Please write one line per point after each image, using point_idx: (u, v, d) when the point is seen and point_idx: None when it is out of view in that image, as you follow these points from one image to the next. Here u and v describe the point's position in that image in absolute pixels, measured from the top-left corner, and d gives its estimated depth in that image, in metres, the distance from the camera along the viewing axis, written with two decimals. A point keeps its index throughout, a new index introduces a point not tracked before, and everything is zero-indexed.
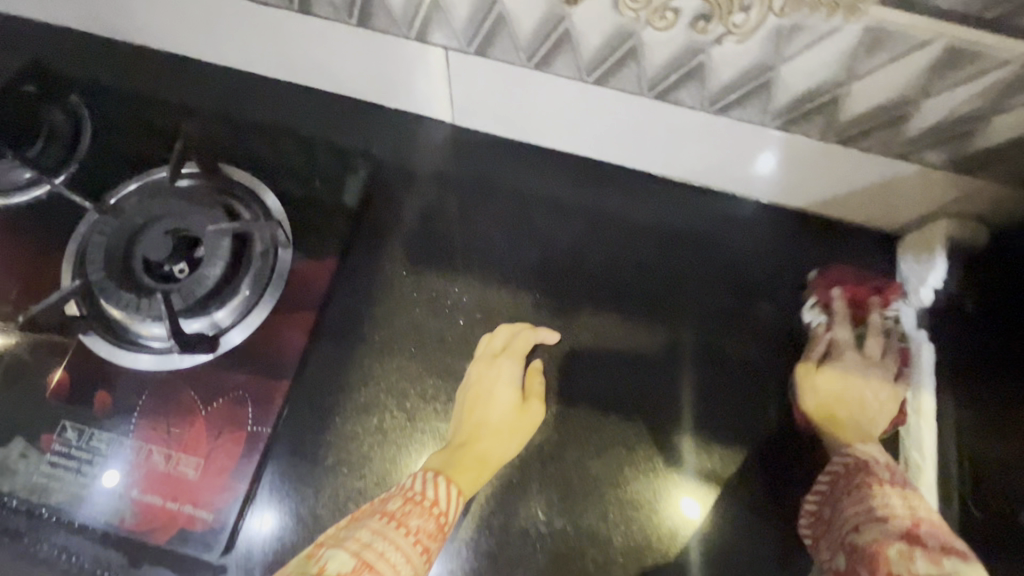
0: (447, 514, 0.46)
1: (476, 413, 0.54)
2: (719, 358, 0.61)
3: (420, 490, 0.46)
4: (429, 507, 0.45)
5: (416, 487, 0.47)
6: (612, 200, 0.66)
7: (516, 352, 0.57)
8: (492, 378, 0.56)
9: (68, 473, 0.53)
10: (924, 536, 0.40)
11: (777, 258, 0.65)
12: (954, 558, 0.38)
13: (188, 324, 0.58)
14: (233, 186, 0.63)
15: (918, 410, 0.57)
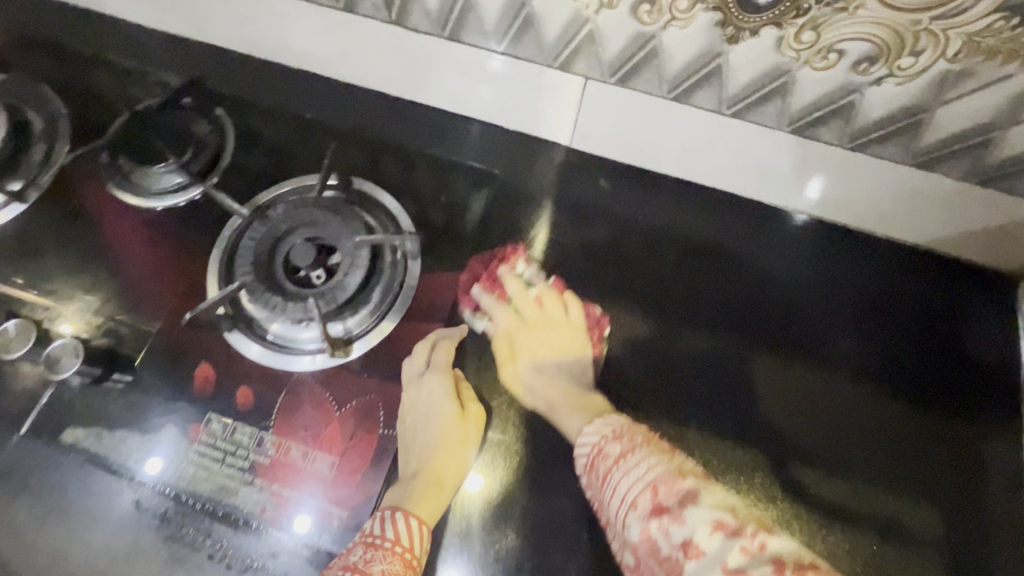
0: (412, 549, 0.52)
1: (419, 438, 0.57)
2: (837, 399, 0.61)
3: (379, 534, 0.52)
4: (391, 548, 0.51)
5: (375, 531, 0.52)
6: (726, 229, 0.66)
7: (441, 368, 0.60)
8: (422, 397, 0.58)
9: (214, 464, 0.56)
10: (665, 499, 0.47)
11: (887, 294, 0.65)
12: (683, 509, 0.46)
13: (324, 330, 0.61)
14: (366, 199, 0.66)
15: None
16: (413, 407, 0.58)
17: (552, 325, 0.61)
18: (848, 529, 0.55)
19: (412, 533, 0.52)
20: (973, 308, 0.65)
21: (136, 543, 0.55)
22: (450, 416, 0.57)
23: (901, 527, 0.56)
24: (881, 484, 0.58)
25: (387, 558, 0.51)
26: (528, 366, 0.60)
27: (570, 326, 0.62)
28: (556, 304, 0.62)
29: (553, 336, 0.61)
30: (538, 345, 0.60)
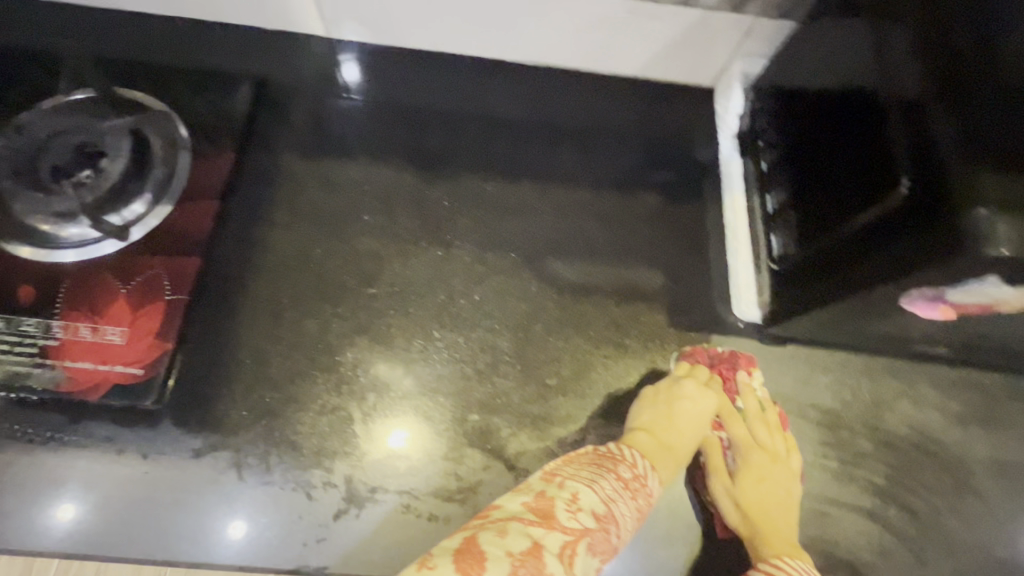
0: (648, 486, 0.53)
1: (669, 439, 0.60)
2: (574, 209, 0.74)
3: (639, 466, 0.54)
4: (641, 487, 0.52)
5: (631, 462, 0.54)
6: (473, 88, 0.78)
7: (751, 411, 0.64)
8: (660, 414, 0.61)
9: (3, 355, 0.59)
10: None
11: (609, 121, 0.79)
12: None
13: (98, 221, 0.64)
14: (127, 103, 0.70)
15: (733, 206, 0.72)
16: (689, 397, 0.62)
17: (779, 468, 0.61)
18: (584, 294, 0.69)
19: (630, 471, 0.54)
20: (685, 117, 0.79)
21: None
22: (699, 421, 0.62)
23: (629, 288, 0.70)
24: (615, 258, 0.71)
25: (640, 494, 0.52)
26: (763, 485, 0.60)
27: (777, 470, 0.61)
28: (764, 428, 0.63)
29: (768, 469, 0.61)
30: (767, 476, 0.61)
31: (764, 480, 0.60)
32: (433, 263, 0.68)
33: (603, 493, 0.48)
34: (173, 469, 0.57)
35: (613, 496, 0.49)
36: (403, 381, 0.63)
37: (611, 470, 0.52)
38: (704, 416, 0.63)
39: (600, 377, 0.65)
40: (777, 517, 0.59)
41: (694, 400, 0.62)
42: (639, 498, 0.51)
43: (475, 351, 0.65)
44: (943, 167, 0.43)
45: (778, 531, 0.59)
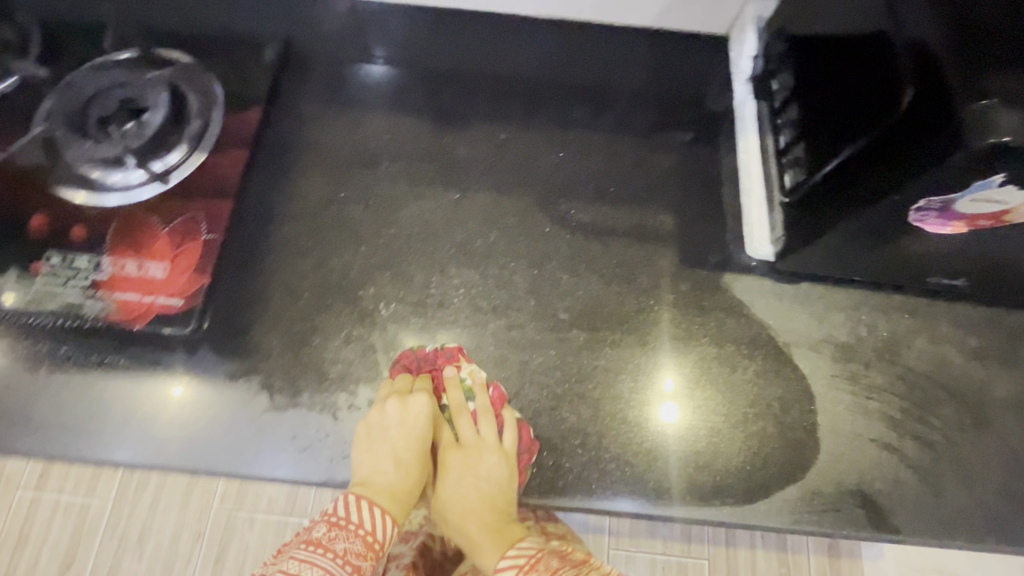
0: (373, 533, 0.59)
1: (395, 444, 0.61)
2: (587, 156, 0.76)
3: (343, 516, 0.58)
4: (354, 530, 0.58)
5: (339, 512, 0.58)
6: (488, 41, 0.82)
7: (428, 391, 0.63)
8: (411, 415, 0.61)
9: (59, 288, 0.65)
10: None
11: (621, 74, 0.81)
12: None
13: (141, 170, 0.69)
14: (165, 60, 0.74)
15: (748, 147, 0.73)
16: (402, 417, 0.61)
17: (483, 458, 0.62)
18: (597, 235, 0.71)
19: (377, 522, 0.59)
20: (699, 65, 0.81)
21: None
22: (409, 440, 0.62)
23: (642, 228, 0.71)
24: (627, 201, 0.73)
25: (349, 538, 0.57)
26: (467, 484, 0.62)
27: (483, 471, 0.62)
28: (488, 431, 0.63)
29: (476, 458, 0.63)
30: (458, 468, 0.63)
31: (457, 472, 0.63)
32: (449, 205, 0.71)
33: (299, 565, 0.53)
34: (211, 391, 0.62)
35: (331, 568, 0.54)
36: (422, 315, 0.66)
37: (338, 548, 0.56)
38: (410, 440, 0.62)
39: (612, 312, 0.67)
40: (484, 512, 0.61)
41: (402, 417, 0.61)
42: (340, 548, 0.56)
43: (491, 287, 0.67)
44: (941, 109, 0.44)
45: (468, 517, 0.61)
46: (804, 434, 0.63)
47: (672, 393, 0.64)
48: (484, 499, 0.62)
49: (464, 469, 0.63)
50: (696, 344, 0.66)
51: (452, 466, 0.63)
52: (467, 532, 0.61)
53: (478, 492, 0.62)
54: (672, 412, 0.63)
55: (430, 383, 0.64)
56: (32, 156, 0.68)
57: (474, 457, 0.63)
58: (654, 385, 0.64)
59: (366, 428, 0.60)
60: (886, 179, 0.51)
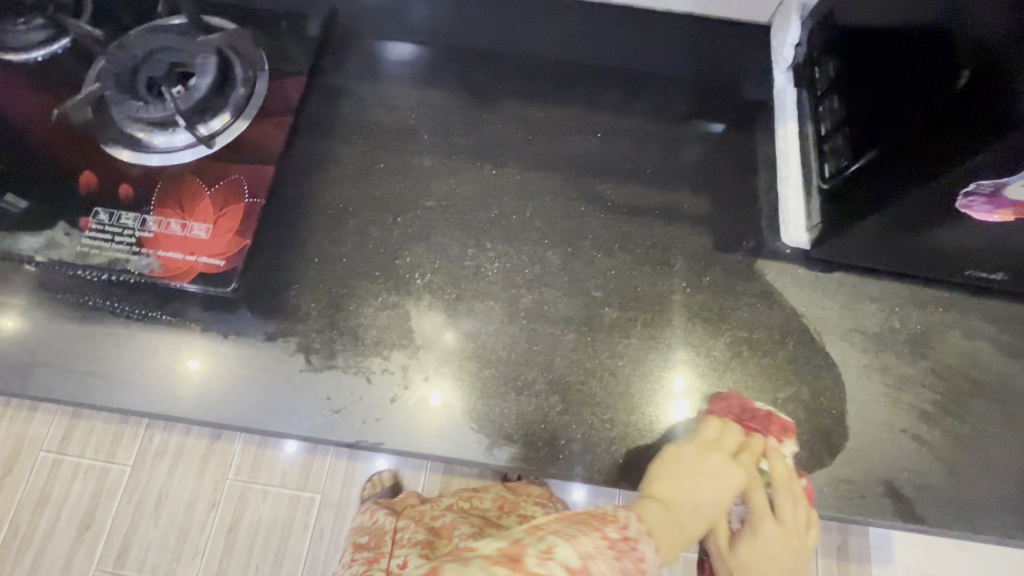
0: (636, 540, 0.46)
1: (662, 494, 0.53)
2: (620, 137, 0.76)
3: (621, 525, 0.46)
4: (619, 540, 0.45)
5: (613, 530, 0.45)
6: (528, 22, 0.82)
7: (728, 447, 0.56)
8: (715, 478, 0.54)
9: (105, 243, 0.66)
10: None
11: (660, 58, 0.81)
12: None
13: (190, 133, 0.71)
14: (213, 27, 0.75)
15: (786, 134, 0.73)
16: (710, 471, 0.54)
17: (768, 534, 0.55)
18: (630, 214, 0.71)
19: (651, 549, 0.46)
20: (737, 53, 0.80)
21: (42, 312, 0.64)
22: (708, 499, 0.53)
23: (678, 210, 0.71)
24: (664, 182, 0.73)
25: (599, 538, 0.44)
26: (696, 493, 0.53)
27: (790, 547, 0.55)
28: (802, 516, 0.56)
29: (793, 541, 0.55)
30: (770, 539, 0.55)
31: (750, 543, 0.55)
32: (484, 180, 0.72)
33: (580, 548, 0.43)
34: (249, 350, 0.64)
35: (593, 553, 0.43)
36: (457, 286, 0.67)
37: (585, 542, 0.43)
38: (714, 492, 0.53)
39: (643, 292, 0.67)
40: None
41: (715, 476, 0.54)
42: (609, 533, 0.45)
43: (525, 261, 0.68)
44: (995, 112, 0.45)
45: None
46: (832, 421, 0.63)
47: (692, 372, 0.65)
48: (697, 519, 0.52)
49: (752, 547, 0.55)
50: (726, 328, 0.66)
51: (753, 533, 0.55)
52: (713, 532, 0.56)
53: (791, 561, 0.55)
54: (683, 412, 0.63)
55: (757, 454, 0.57)
56: (84, 114, 0.70)
57: (779, 541, 0.55)
58: (682, 365, 0.65)
59: (665, 484, 0.53)
60: (934, 164, 0.52)
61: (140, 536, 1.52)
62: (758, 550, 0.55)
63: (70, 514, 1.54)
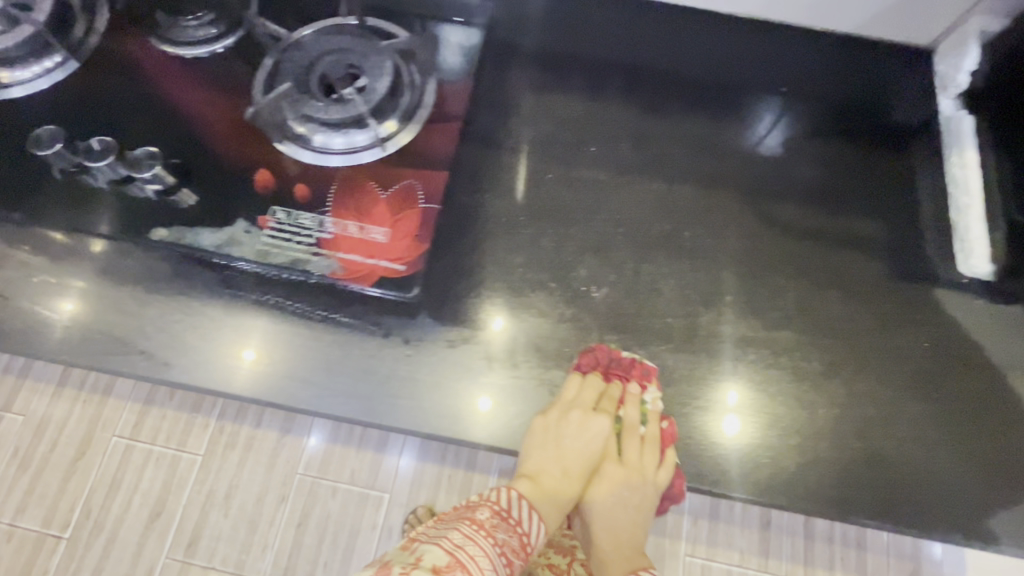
0: (528, 532, 0.61)
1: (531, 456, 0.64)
2: (784, 160, 0.75)
3: (507, 508, 0.61)
4: (514, 524, 0.60)
5: (513, 512, 0.61)
6: (686, 36, 0.81)
7: (582, 404, 0.66)
8: (578, 425, 0.66)
9: (285, 242, 0.66)
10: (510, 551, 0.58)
11: (821, 76, 0.80)
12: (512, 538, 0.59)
13: (352, 137, 0.70)
14: (383, 28, 0.75)
15: (964, 161, 0.73)
16: (576, 426, 0.66)
17: (628, 463, 0.69)
18: (801, 238, 0.71)
19: (534, 521, 0.62)
20: (902, 75, 0.79)
21: (226, 309, 0.65)
22: (582, 449, 0.68)
23: (846, 235, 0.71)
24: (830, 207, 0.73)
25: (509, 530, 0.59)
26: (561, 443, 0.64)
27: (615, 488, 0.69)
28: (637, 448, 0.68)
29: (635, 479, 0.69)
30: (647, 450, 0.67)
31: (607, 484, 0.69)
32: (654, 197, 0.72)
33: (448, 546, 0.54)
34: (432, 355, 0.64)
35: (460, 545, 0.54)
36: (633, 302, 0.67)
37: (501, 538, 0.58)
38: (589, 442, 0.68)
39: (817, 316, 0.68)
40: (629, 540, 0.70)
41: (581, 429, 0.66)
42: (500, 537, 0.58)
43: (699, 280, 0.68)
44: None
45: (624, 531, 0.70)
46: (1013, 458, 0.62)
47: (792, 394, 0.64)
48: (561, 452, 0.65)
49: (615, 479, 0.69)
50: (904, 357, 0.66)
51: (649, 447, 0.67)
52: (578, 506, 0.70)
53: (626, 512, 0.70)
54: (733, 423, 0.63)
55: (612, 403, 0.68)
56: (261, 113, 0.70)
57: (623, 477, 0.69)
58: (865, 394, 0.65)
59: (545, 441, 0.63)
60: None
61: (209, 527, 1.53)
62: (616, 479, 0.69)
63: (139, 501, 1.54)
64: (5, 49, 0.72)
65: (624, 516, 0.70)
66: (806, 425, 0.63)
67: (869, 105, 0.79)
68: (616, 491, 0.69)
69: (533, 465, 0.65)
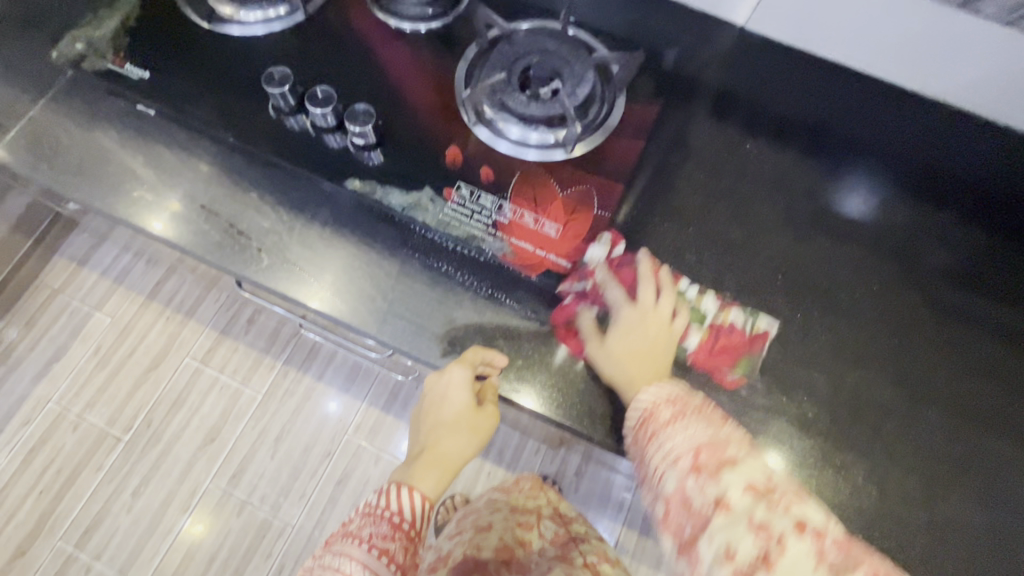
0: (403, 518, 0.70)
1: (433, 414, 0.71)
2: (935, 245, 0.76)
3: (382, 505, 0.71)
4: (386, 515, 0.70)
5: (377, 503, 0.72)
6: (866, 104, 0.83)
7: (465, 361, 0.65)
8: (446, 382, 0.66)
9: (464, 218, 0.70)
10: (402, 536, 0.69)
11: (1006, 169, 0.79)
12: (400, 533, 0.69)
13: (529, 133, 0.74)
14: (587, 40, 0.79)
15: None
16: (432, 386, 0.68)
17: (481, 420, 0.69)
18: (952, 321, 0.72)
19: (412, 505, 0.70)
20: None
21: (401, 268, 0.70)
22: (450, 420, 0.70)
23: (1000, 332, 0.71)
24: (988, 301, 0.73)
25: (377, 524, 0.70)
26: (438, 418, 0.70)
27: (620, 330, 0.65)
28: (672, 306, 0.68)
29: (649, 318, 0.66)
30: (626, 320, 0.66)
31: (620, 333, 0.65)
32: (813, 252, 0.74)
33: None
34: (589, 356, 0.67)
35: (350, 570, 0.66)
36: (781, 345, 0.69)
37: (368, 535, 0.68)
38: (453, 409, 0.69)
39: (965, 402, 0.68)
40: (648, 368, 0.63)
41: (442, 391, 0.66)
42: (369, 534, 0.69)
43: (846, 339, 0.70)
44: None
45: (642, 368, 0.63)
46: None
47: (924, 472, 0.65)
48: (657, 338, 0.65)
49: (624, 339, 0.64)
50: None
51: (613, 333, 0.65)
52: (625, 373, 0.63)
53: (637, 364, 0.63)
54: None
55: (477, 357, 0.65)
56: (462, 95, 0.76)
57: (638, 321, 0.65)
58: (1003, 494, 0.64)
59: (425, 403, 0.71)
60: None
61: (255, 464, 1.59)
62: (621, 325, 0.65)
63: (197, 423, 1.62)
64: None
65: (635, 340, 0.64)
66: (939, 509, 0.63)
67: None
68: (626, 335, 0.65)
69: (426, 436, 0.73)
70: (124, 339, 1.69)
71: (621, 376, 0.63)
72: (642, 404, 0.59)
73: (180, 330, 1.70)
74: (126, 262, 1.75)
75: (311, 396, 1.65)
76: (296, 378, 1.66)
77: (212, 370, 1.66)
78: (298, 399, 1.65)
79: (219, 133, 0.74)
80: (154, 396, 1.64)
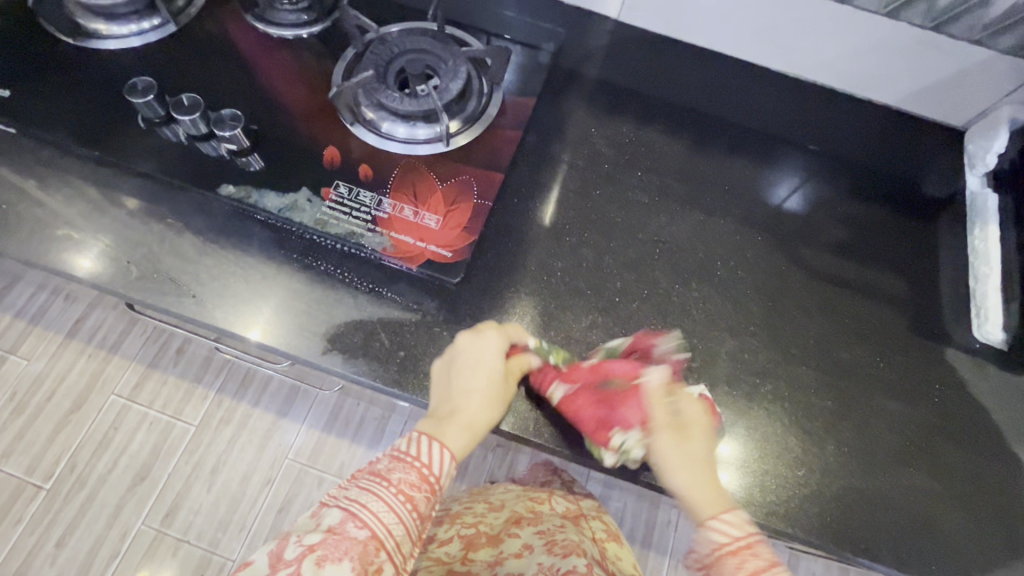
0: (430, 467, 0.54)
1: (464, 376, 0.61)
2: (822, 217, 0.80)
3: (407, 449, 0.55)
4: (412, 462, 0.54)
5: (403, 447, 0.55)
6: (738, 84, 0.87)
7: (504, 329, 0.63)
8: (482, 347, 0.62)
9: (343, 215, 0.70)
10: (432, 483, 0.54)
11: (865, 142, 0.84)
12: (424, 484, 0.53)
13: (413, 130, 0.75)
14: (462, 38, 0.82)
15: (986, 236, 0.77)
16: (465, 347, 0.62)
17: (515, 389, 0.63)
18: (827, 284, 0.75)
19: (443, 462, 0.55)
20: (937, 154, 0.84)
21: (280, 270, 0.69)
22: (486, 384, 0.61)
23: (869, 292, 0.75)
24: (858, 264, 0.77)
25: (406, 468, 0.53)
26: (468, 380, 0.61)
27: (652, 433, 0.59)
28: (694, 403, 0.61)
29: (688, 436, 0.59)
30: (667, 445, 0.58)
31: (678, 453, 0.58)
32: (691, 226, 0.77)
33: (348, 508, 0.50)
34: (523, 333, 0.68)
35: (373, 510, 0.50)
36: (663, 316, 0.71)
37: (396, 479, 0.52)
38: (489, 374, 0.61)
39: (840, 357, 0.71)
40: (704, 485, 0.56)
41: (476, 354, 0.61)
42: (397, 477, 0.52)
43: (725, 307, 0.72)
44: None
45: (721, 499, 0.55)
46: (1012, 517, 0.65)
47: (801, 428, 0.67)
48: (693, 463, 0.57)
49: (683, 455, 0.58)
50: (915, 407, 0.69)
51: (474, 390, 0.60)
52: (691, 491, 0.56)
53: (705, 485, 0.56)
54: (727, 477, 0.64)
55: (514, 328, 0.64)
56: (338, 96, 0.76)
57: (676, 443, 0.58)
58: (875, 442, 0.67)
59: (439, 373, 0.62)
60: None
61: (190, 499, 1.52)
62: (665, 447, 0.58)
63: (125, 462, 1.54)
64: (114, 5, 0.78)
65: (682, 475, 0.57)
66: (816, 460, 0.66)
67: (910, 177, 0.83)
68: (670, 452, 0.58)
69: (450, 399, 0.60)
70: (43, 381, 1.60)
71: (706, 489, 0.56)
72: (726, 539, 0.52)
73: (105, 367, 1.62)
74: (42, 301, 1.67)
75: (248, 424, 1.59)
76: (231, 406, 1.61)
77: (140, 406, 1.59)
78: (234, 428, 1.59)
79: (86, 147, 0.72)
80: (78, 437, 1.55)
